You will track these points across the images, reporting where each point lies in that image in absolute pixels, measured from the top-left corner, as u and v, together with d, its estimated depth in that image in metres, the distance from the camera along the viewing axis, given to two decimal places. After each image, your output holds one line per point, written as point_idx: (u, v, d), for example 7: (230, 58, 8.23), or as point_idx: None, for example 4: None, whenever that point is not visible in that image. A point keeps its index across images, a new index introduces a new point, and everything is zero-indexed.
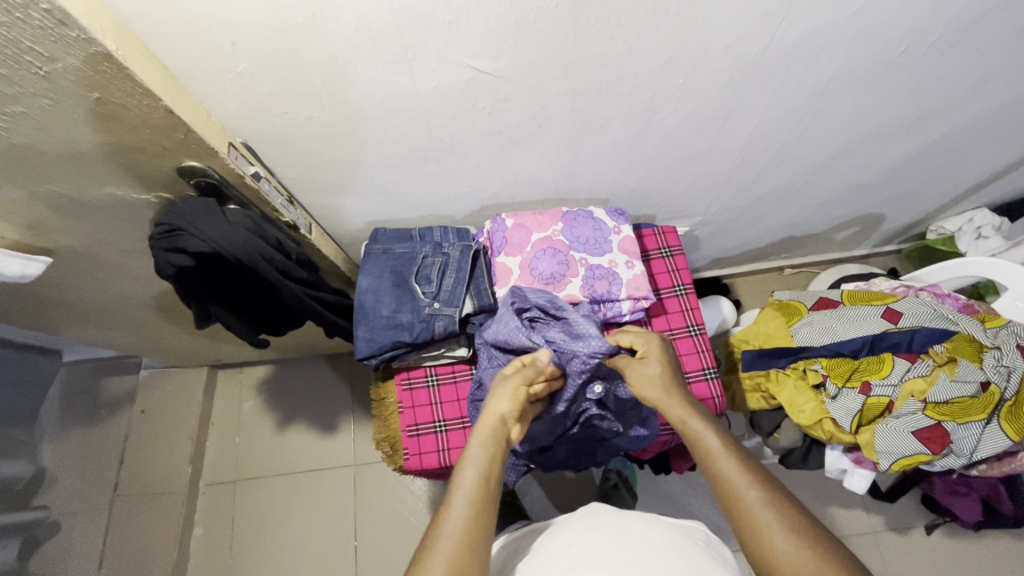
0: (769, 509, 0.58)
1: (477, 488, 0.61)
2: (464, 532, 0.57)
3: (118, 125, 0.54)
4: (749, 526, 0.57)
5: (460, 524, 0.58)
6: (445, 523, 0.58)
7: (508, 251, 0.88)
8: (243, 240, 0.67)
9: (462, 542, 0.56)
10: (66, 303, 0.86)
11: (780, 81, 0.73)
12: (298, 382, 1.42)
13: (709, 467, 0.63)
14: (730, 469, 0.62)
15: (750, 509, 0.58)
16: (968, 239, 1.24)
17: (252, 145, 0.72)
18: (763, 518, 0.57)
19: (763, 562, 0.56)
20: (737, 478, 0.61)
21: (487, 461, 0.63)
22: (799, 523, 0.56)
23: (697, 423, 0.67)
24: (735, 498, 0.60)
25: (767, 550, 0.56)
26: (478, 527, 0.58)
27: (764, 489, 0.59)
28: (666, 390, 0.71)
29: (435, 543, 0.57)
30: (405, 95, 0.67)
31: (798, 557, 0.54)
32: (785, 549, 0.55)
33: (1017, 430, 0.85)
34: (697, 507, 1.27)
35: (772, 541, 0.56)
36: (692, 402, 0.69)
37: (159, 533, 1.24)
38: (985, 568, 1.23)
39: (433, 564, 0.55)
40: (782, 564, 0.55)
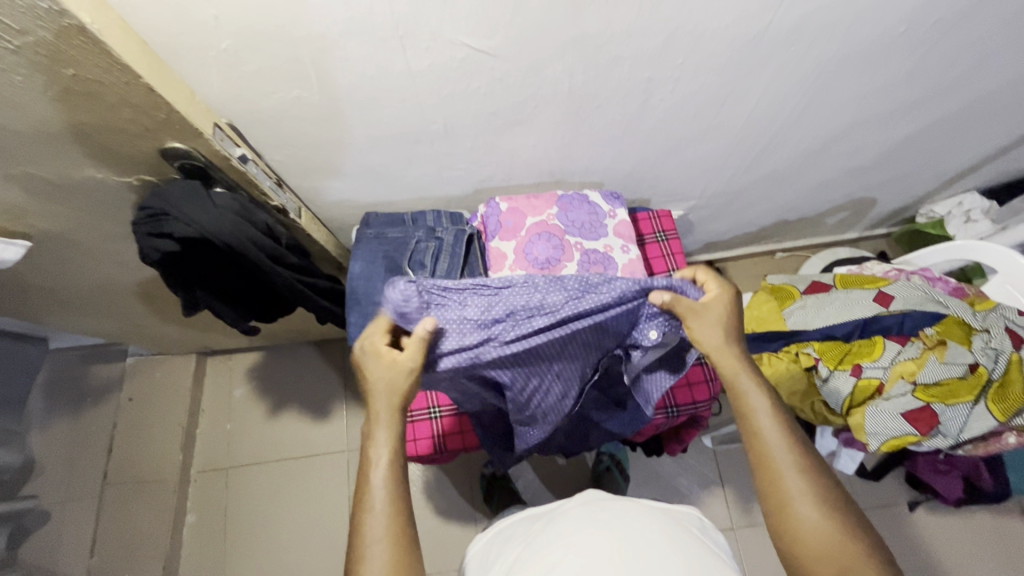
0: (800, 474, 0.57)
1: (391, 486, 0.55)
2: (393, 534, 0.53)
3: (95, 103, 0.51)
4: (775, 488, 0.57)
5: (386, 529, 0.53)
6: (369, 532, 0.53)
7: (503, 235, 0.87)
8: (231, 225, 0.65)
9: (397, 548, 0.53)
10: (46, 289, 0.83)
11: (779, 61, 0.72)
12: (289, 368, 1.41)
13: (743, 420, 0.61)
14: (771, 432, 0.58)
15: (780, 471, 0.57)
16: (957, 222, 1.25)
17: (237, 126, 0.70)
18: (792, 482, 0.56)
19: (780, 520, 0.56)
20: (776, 442, 0.58)
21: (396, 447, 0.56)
22: (827, 492, 0.56)
23: (750, 382, 0.60)
24: (766, 457, 0.58)
25: (789, 513, 0.56)
26: (402, 523, 0.54)
27: (798, 452, 0.58)
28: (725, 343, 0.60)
29: (364, 553, 0.52)
30: (397, 74, 0.65)
31: (819, 525, 0.54)
32: (806, 516, 0.55)
33: (1003, 411, 0.86)
34: (687, 488, 1.29)
35: (796, 507, 0.55)
36: (748, 356, 0.61)
37: (150, 520, 1.24)
38: (965, 543, 1.27)
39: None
40: (800, 529, 0.55)
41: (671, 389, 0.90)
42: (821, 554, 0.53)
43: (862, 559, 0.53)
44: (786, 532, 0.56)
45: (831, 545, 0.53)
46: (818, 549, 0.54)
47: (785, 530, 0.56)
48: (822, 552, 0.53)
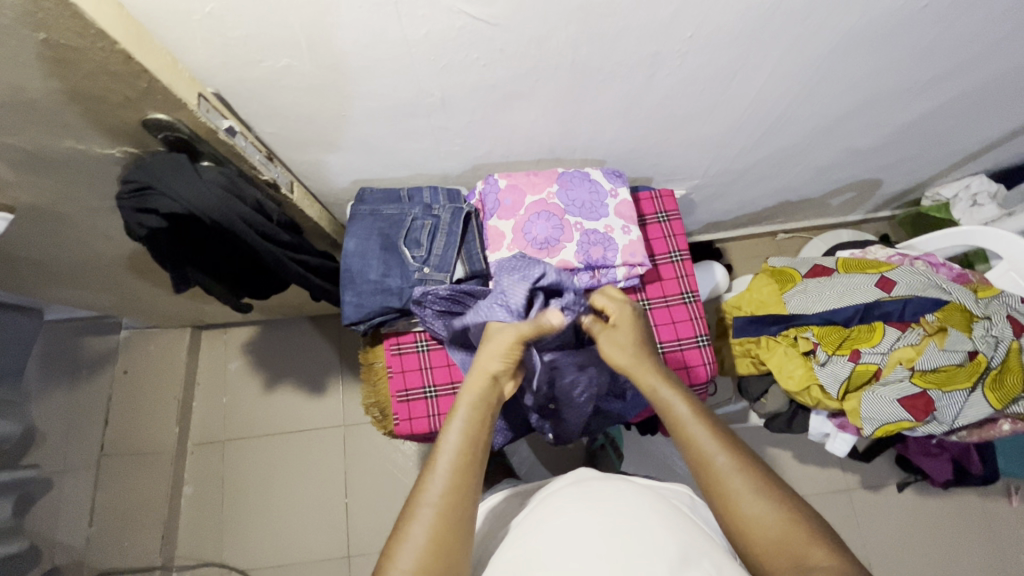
0: (742, 474, 0.57)
1: (462, 453, 0.58)
2: (443, 503, 0.55)
3: (71, 70, 0.49)
4: (721, 493, 0.57)
5: (441, 494, 0.55)
6: (427, 493, 0.55)
7: (501, 214, 0.85)
8: (219, 201, 0.63)
9: (442, 517, 0.54)
10: (33, 262, 0.81)
11: (794, 34, 0.69)
12: (284, 343, 1.40)
13: (679, 435, 0.61)
14: (699, 434, 0.60)
15: (721, 474, 0.57)
16: (962, 206, 1.24)
17: (224, 96, 0.67)
18: (735, 484, 0.56)
19: (733, 526, 0.56)
20: (705, 444, 0.59)
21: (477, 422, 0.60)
22: (770, 486, 0.56)
23: (665, 390, 0.64)
24: (707, 466, 0.58)
25: (739, 517, 0.55)
26: (461, 498, 0.55)
27: (733, 452, 0.58)
28: (634, 357, 0.68)
29: (416, 512, 0.55)
30: (392, 43, 0.61)
31: (767, 520, 0.54)
32: (753, 515, 0.55)
33: (1000, 399, 0.87)
34: (681, 467, 1.30)
35: (741, 507, 0.55)
36: (660, 366, 0.67)
37: (150, 490, 1.25)
38: (949, 523, 1.29)
39: (414, 534, 0.53)
40: (750, 529, 0.55)
41: None
42: (772, 548, 0.53)
43: (812, 541, 0.52)
44: (743, 539, 0.55)
45: (786, 542, 0.53)
46: (767, 546, 0.54)
47: (742, 539, 0.55)
48: (775, 548, 0.53)
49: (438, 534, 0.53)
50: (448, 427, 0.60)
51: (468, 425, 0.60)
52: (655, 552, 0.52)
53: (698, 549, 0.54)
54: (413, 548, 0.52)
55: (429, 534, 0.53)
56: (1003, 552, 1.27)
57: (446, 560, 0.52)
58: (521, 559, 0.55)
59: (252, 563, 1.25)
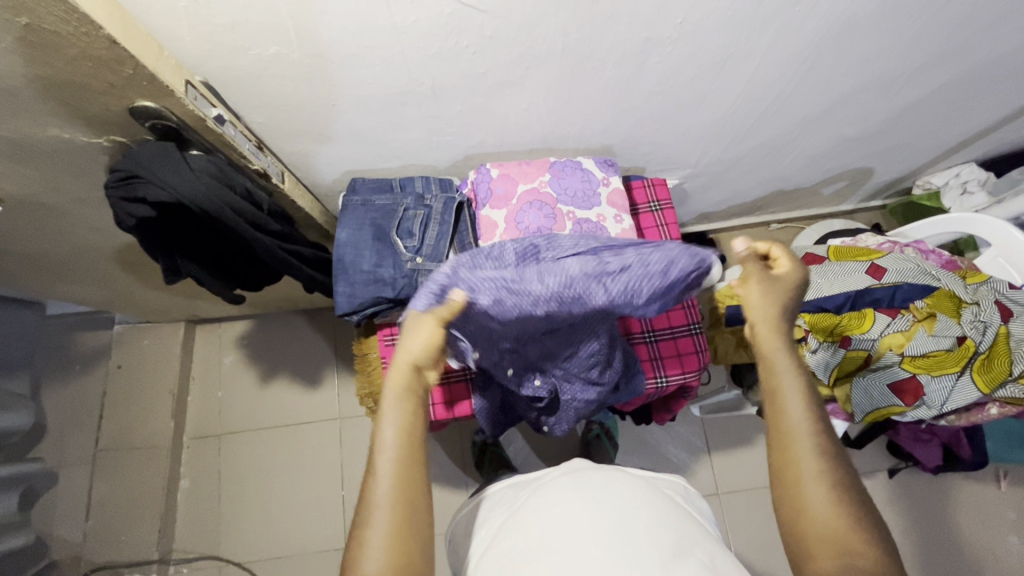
0: (816, 459, 0.56)
1: (401, 449, 0.56)
2: (393, 506, 0.54)
3: (52, 56, 0.48)
4: (791, 470, 0.56)
5: (390, 496, 0.54)
6: (377, 493, 0.54)
7: (493, 203, 0.84)
8: (208, 189, 0.63)
9: (398, 513, 0.53)
10: (24, 254, 0.81)
11: (783, 21, 0.69)
12: (278, 336, 1.39)
13: (772, 399, 0.60)
14: (795, 411, 0.58)
15: (796, 454, 0.57)
16: (953, 194, 1.25)
17: (212, 84, 0.66)
18: (810, 467, 0.56)
19: (788, 495, 0.56)
20: (798, 422, 0.58)
21: (405, 418, 0.57)
22: (844, 486, 0.55)
23: (786, 361, 0.60)
24: (789, 441, 0.57)
25: (799, 495, 0.55)
26: (412, 489, 0.55)
27: (820, 439, 0.57)
28: (775, 322, 0.61)
29: (369, 514, 0.53)
30: (381, 30, 0.61)
31: (828, 513, 0.54)
32: (816, 502, 0.54)
33: (988, 382, 0.87)
34: (674, 455, 1.31)
35: (807, 490, 0.55)
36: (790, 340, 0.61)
37: (145, 484, 1.25)
38: (940, 507, 1.31)
39: (371, 538, 0.52)
40: (806, 511, 0.54)
41: (662, 359, 0.89)
42: (822, 538, 0.53)
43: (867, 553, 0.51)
44: (791, 513, 0.55)
45: (837, 537, 0.52)
46: (820, 534, 0.53)
47: (794, 512, 0.55)
48: (828, 538, 0.53)
49: (399, 531, 0.53)
50: (381, 422, 0.57)
51: (402, 416, 0.57)
52: (649, 543, 0.53)
53: (690, 539, 0.55)
54: (374, 553, 0.52)
55: (388, 532, 0.52)
56: (991, 536, 1.29)
57: (410, 554, 0.52)
58: (515, 550, 0.55)
59: (248, 556, 1.25)
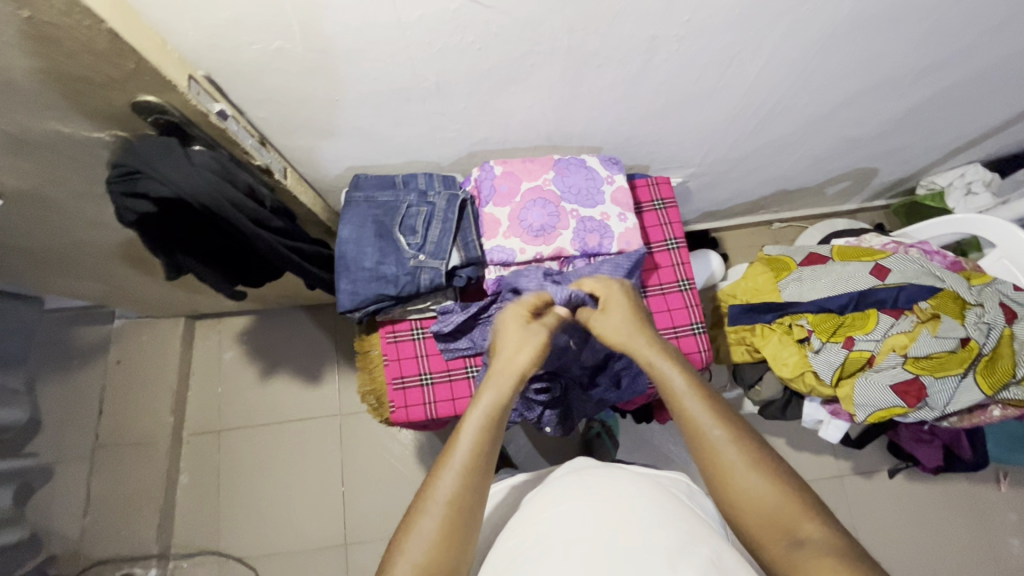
0: (734, 445, 0.56)
1: (475, 452, 0.57)
2: (451, 503, 0.54)
3: (54, 50, 0.48)
4: (715, 464, 0.56)
5: (452, 493, 0.55)
6: (439, 486, 0.55)
7: (497, 201, 0.84)
8: (210, 185, 0.62)
9: (453, 512, 0.54)
10: (24, 249, 0.81)
11: (790, 20, 0.68)
12: (279, 332, 1.39)
13: (674, 406, 0.60)
14: (695, 408, 0.59)
15: (714, 450, 0.56)
16: (957, 195, 1.24)
17: (215, 79, 0.66)
18: (730, 457, 0.55)
19: (723, 494, 0.55)
20: (702, 417, 0.58)
21: (490, 425, 0.58)
22: (763, 456, 0.55)
23: (663, 363, 0.63)
24: (703, 441, 0.57)
25: (730, 488, 0.55)
26: (472, 493, 0.55)
27: (729, 425, 0.58)
28: (631, 332, 0.67)
29: (426, 505, 0.54)
30: (385, 26, 0.60)
31: (761, 491, 0.53)
32: (746, 486, 0.54)
33: (991, 385, 0.87)
34: (674, 454, 1.31)
35: (735, 478, 0.55)
36: (655, 339, 0.66)
37: (145, 479, 1.25)
38: (939, 508, 1.31)
39: (422, 526, 0.53)
40: (741, 501, 0.54)
41: None
42: (763, 520, 0.53)
43: (805, 514, 0.52)
44: (732, 508, 0.55)
45: (774, 514, 0.52)
46: (758, 517, 0.53)
47: (733, 501, 0.54)
48: (766, 519, 0.53)
49: (448, 529, 0.53)
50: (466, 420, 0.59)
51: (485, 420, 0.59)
52: (654, 540, 0.52)
53: (696, 536, 0.54)
54: (421, 539, 0.52)
55: (437, 525, 0.53)
56: (989, 536, 1.30)
57: (448, 556, 0.52)
58: (520, 547, 0.55)
59: (247, 551, 1.25)
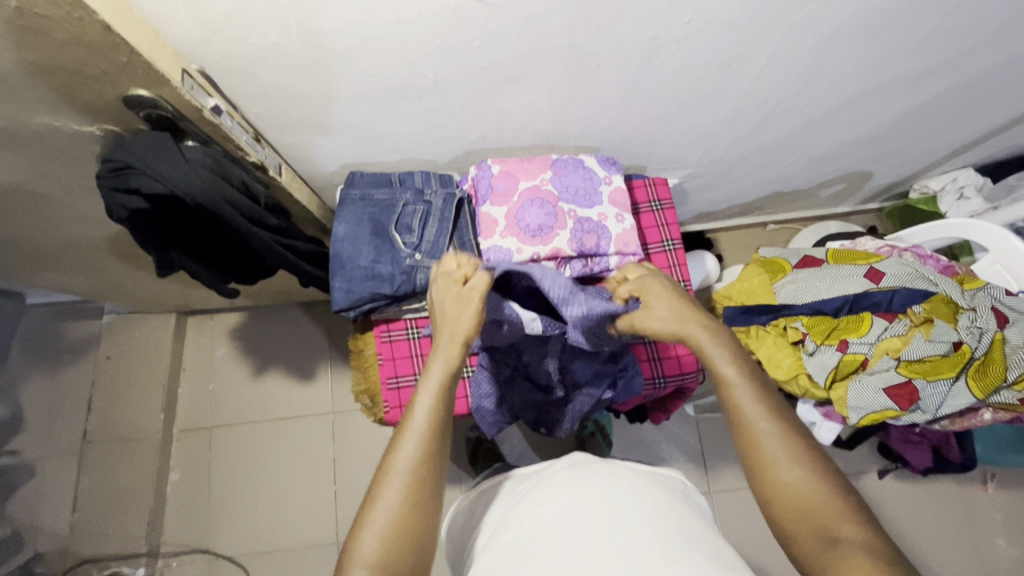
0: (780, 439, 0.55)
1: (434, 418, 0.56)
2: (416, 469, 0.53)
3: (42, 42, 0.47)
4: (758, 455, 0.55)
5: (413, 461, 0.54)
6: (398, 455, 0.54)
7: (494, 200, 0.83)
8: (204, 182, 0.61)
9: (417, 483, 0.53)
10: (12, 243, 0.79)
11: (792, 22, 0.68)
12: (271, 329, 1.38)
13: (722, 394, 0.59)
14: (745, 397, 0.58)
15: (759, 442, 0.56)
16: (950, 198, 1.24)
17: (209, 74, 0.65)
18: (775, 449, 0.55)
19: (762, 485, 0.55)
20: (750, 406, 0.57)
21: (443, 388, 0.58)
22: (809, 453, 0.55)
23: (715, 349, 0.62)
24: (748, 431, 0.57)
25: (771, 480, 0.54)
26: (432, 461, 0.54)
27: (777, 419, 0.57)
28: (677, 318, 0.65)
29: (388, 476, 0.53)
30: (384, 21, 0.59)
31: (802, 487, 0.53)
32: (789, 480, 0.54)
33: (983, 389, 0.88)
34: (668, 454, 1.32)
35: (778, 471, 0.54)
36: (707, 324, 0.64)
37: (134, 477, 1.23)
38: (927, 509, 1.33)
39: (386, 497, 0.52)
40: (779, 493, 0.54)
41: (660, 359, 0.90)
42: (802, 515, 0.52)
43: (845, 516, 0.51)
44: (769, 499, 0.54)
45: (813, 510, 0.52)
46: (797, 512, 0.53)
47: (772, 494, 0.54)
48: (805, 514, 0.52)
49: (412, 498, 0.52)
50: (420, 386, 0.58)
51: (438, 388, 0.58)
52: (651, 536, 0.52)
53: (692, 532, 0.54)
54: (386, 511, 0.51)
55: (402, 495, 0.52)
56: (976, 536, 1.31)
57: (417, 525, 0.52)
58: (519, 542, 0.55)
59: (238, 550, 1.24)
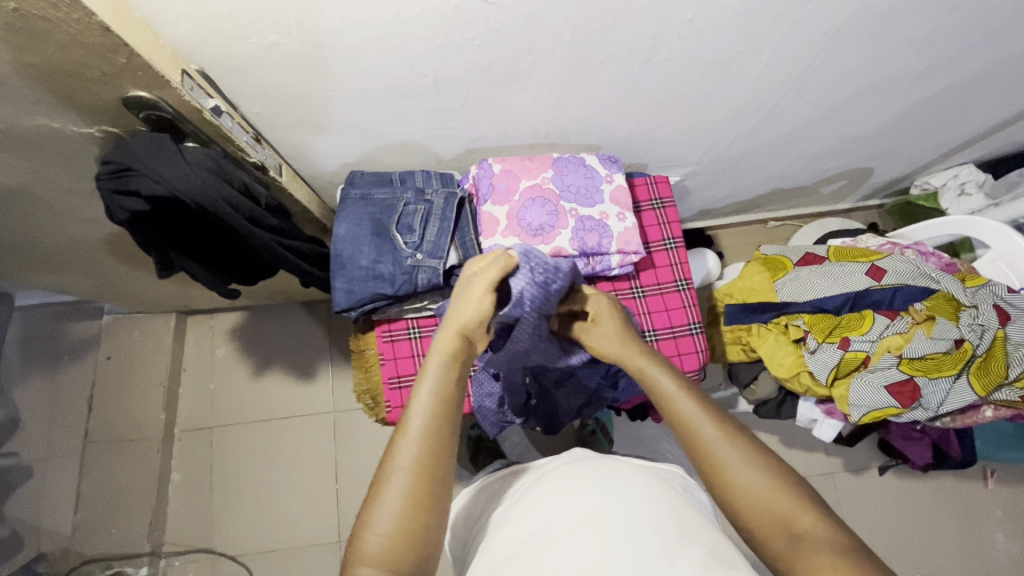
0: (729, 443, 0.55)
1: (433, 412, 0.56)
2: (418, 466, 0.53)
3: (41, 44, 0.46)
4: (710, 462, 0.55)
5: (415, 458, 0.53)
6: (398, 455, 0.53)
7: (495, 199, 0.83)
8: (204, 183, 0.61)
9: (420, 477, 0.52)
10: (11, 243, 0.78)
11: (795, 19, 0.67)
12: (272, 328, 1.38)
13: (666, 409, 0.61)
14: (687, 407, 0.59)
15: (711, 450, 0.55)
16: (951, 195, 1.25)
17: (209, 74, 0.64)
18: (725, 452, 0.55)
19: (721, 493, 0.54)
20: (694, 415, 0.58)
21: (444, 380, 0.59)
22: (760, 452, 0.55)
23: (653, 368, 0.65)
24: (697, 439, 0.57)
25: (727, 486, 0.53)
26: (435, 453, 0.54)
27: (722, 424, 0.57)
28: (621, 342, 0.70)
29: (390, 475, 0.52)
30: (384, 20, 0.59)
31: (759, 487, 0.52)
32: (744, 482, 0.53)
33: (984, 386, 0.88)
34: (669, 451, 1.32)
35: (731, 475, 0.53)
36: (647, 349, 0.68)
37: (136, 477, 1.23)
38: (928, 505, 1.33)
39: (389, 498, 0.51)
40: (740, 498, 0.53)
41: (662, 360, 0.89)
42: (763, 518, 0.51)
43: (804, 507, 0.50)
44: (732, 508, 0.53)
45: (775, 508, 0.51)
46: (759, 514, 0.51)
47: (733, 500, 0.53)
48: (767, 515, 0.51)
49: (417, 494, 0.51)
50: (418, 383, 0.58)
51: (434, 385, 0.58)
52: (652, 531, 0.51)
53: (693, 527, 0.54)
54: (388, 510, 0.50)
55: (406, 491, 0.51)
56: (976, 532, 1.32)
57: (424, 518, 0.51)
58: (519, 539, 0.55)
59: (241, 549, 1.24)
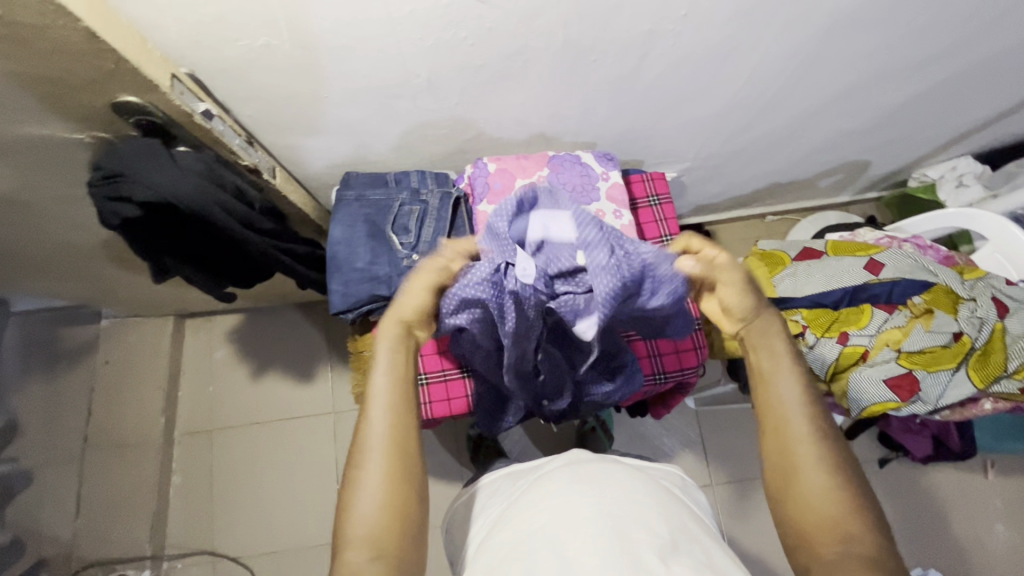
0: (814, 445, 0.57)
1: (392, 395, 0.59)
2: (388, 447, 0.57)
3: (26, 51, 0.46)
4: (788, 451, 0.58)
5: (383, 438, 0.58)
6: (368, 435, 0.58)
7: (491, 198, 0.82)
8: (197, 188, 0.62)
9: (391, 458, 0.57)
10: (6, 252, 0.78)
11: (790, 12, 0.67)
12: (270, 330, 1.37)
13: (762, 387, 0.62)
14: (788, 396, 0.60)
15: (792, 449, 0.58)
16: (949, 187, 1.23)
17: (198, 77, 0.64)
18: (806, 452, 0.57)
19: (784, 478, 0.57)
20: (793, 407, 0.59)
21: (398, 364, 0.61)
22: (840, 466, 0.57)
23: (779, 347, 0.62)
24: (785, 427, 0.59)
25: (795, 478, 0.57)
26: (399, 432, 0.58)
27: (815, 425, 0.59)
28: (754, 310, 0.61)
29: (364, 458, 0.57)
30: (375, 20, 0.59)
31: (827, 495, 0.55)
32: (815, 484, 0.56)
33: (984, 377, 0.87)
34: (669, 447, 1.32)
35: (806, 474, 0.56)
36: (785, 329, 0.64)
37: (136, 481, 1.23)
38: (929, 497, 1.33)
39: (366, 479, 0.56)
40: (801, 493, 0.56)
41: (660, 356, 0.90)
42: (818, 519, 0.54)
43: (862, 530, 0.53)
44: (790, 495, 0.56)
45: (836, 518, 0.54)
46: (817, 516, 0.54)
47: (791, 489, 0.56)
48: (825, 522, 0.54)
49: (392, 473, 0.57)
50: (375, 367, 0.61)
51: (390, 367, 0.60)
52: (646, 537, 0.52)
53: (688, 535, 0.54)
54: (369, 490, 0.56)
55: (382, 472, 0.56)
56: (978, 524, 1.32)
57: (404, 498, 0.56)
58: (515, 543, 0.54)
59: (242, 551, 1.24)
